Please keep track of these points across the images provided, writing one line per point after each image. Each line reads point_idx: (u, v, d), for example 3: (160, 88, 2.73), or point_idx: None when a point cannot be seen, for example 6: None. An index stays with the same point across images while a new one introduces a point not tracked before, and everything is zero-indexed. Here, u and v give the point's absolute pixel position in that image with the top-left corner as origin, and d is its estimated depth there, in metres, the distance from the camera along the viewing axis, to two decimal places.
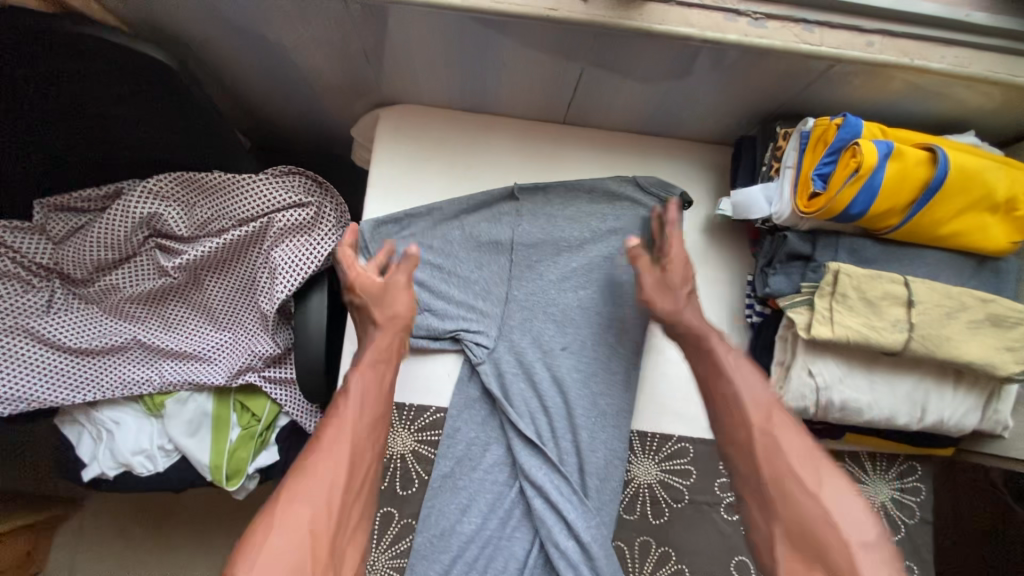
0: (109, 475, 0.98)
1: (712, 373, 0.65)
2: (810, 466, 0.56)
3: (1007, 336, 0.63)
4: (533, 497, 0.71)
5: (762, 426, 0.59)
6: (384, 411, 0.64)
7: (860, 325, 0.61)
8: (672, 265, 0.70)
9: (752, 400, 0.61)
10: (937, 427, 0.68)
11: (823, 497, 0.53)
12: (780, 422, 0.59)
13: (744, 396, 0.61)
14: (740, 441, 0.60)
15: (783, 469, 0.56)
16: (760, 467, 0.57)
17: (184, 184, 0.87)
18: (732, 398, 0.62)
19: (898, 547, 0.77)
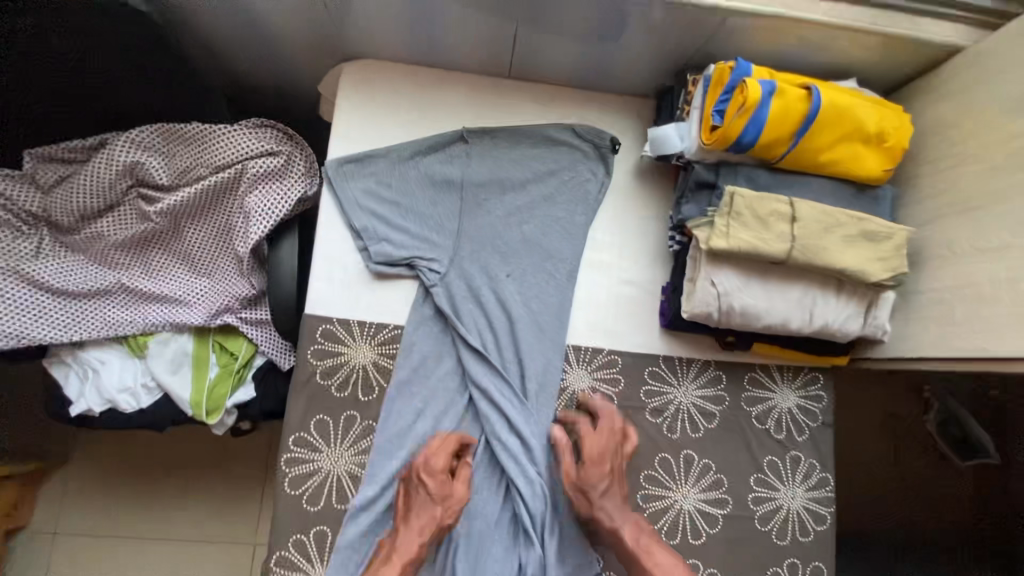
0: (95, 411, 1.05)
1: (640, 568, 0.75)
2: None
3: (879, 249, 0.74)
4: (481, 398, 0.81)
5: None
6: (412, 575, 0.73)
7: (750, 237, 0.72)
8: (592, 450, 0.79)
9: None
10: (826, 331, 0.78)
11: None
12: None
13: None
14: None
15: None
16: None
17: (164, 135, 0.96)
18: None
19: (803, 447, 0.88)
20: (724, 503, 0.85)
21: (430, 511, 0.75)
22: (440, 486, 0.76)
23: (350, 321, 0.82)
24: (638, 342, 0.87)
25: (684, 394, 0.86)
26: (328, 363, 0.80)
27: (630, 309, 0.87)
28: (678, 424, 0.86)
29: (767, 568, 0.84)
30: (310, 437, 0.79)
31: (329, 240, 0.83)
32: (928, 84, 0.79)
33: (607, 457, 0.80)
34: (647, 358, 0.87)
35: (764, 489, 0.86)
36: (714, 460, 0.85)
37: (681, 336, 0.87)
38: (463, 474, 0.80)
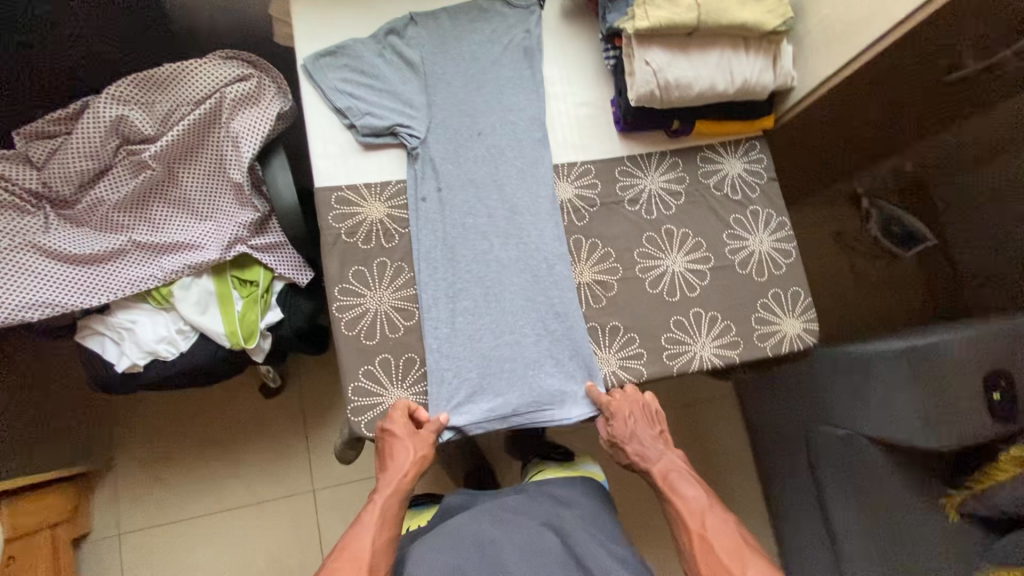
0: (140, 366, 1.13)
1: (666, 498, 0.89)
2: (734, 558, 0.79)
3: (767, 4, 0.90)
4: (440, 270, 0.92)
5: (702, 529, 0.83)
6: (396, 526, 0.84)
7: (666, 13, 0.86)
8: (617, 422, 0.90)
9: (691, 507, 0.86)
10: (747, 87, 0.95)
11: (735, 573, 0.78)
12: (714, 526, 0.83)
13: (686, 511, 0.86)
14: (685, 539, 0.84)
15: (714, 562, 0.80)
16: (702, 560, 0.81)
17: (140, 86, 1.03)
18: (682, 505, 0.86)
19: (758, 202, 1.04)
20: (708, 259, 1.00)
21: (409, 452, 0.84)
22: (406, 443, 0.84)
23: (357, 185, 0.93)
24: (604, 150, 1.01)
25: (652, 182, 1.01)
26: (349, 223, 0.91)
27: (589, 124, 1.02)
28: (653, 207, 1.00)
29: (758, 301, 1.00)
30: (350, 287, 0.90)
31: (317, 122, 0.94)
32: None
33: (626, 427, 0.90)
34: (615, 160, 1.01)
35: (736, 240, 1.01)
36: (691, 229, 1.01)
37: (637, 138, 1.03)
38: (456, 327, 0.90)
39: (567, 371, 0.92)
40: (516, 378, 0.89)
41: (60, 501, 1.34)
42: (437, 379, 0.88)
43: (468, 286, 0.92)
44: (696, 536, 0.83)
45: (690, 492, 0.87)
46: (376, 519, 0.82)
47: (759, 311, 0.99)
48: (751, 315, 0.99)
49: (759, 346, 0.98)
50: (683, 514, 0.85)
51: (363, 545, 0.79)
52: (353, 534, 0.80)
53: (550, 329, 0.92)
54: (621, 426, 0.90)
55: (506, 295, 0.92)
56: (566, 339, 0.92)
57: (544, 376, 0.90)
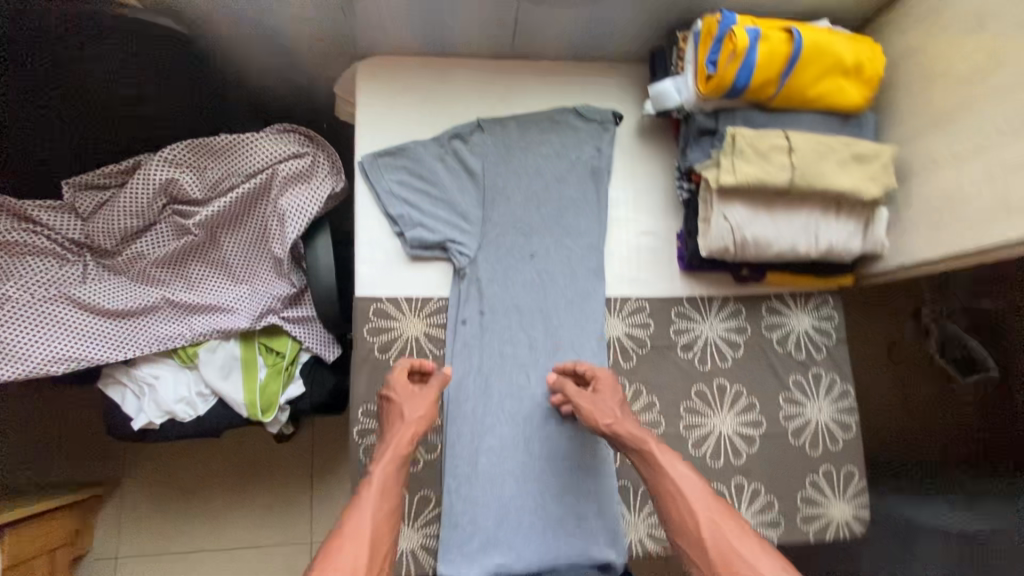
0: (156, 424, 1.11)
1: (654, 470, 0.75)
2: (743, 537, 0.67)
3: (869, 169, 0.82)
4: (469, 402, 0.86)
5: (709, 514, 0.70)
6: (398, 500, 0.74)
7: (756, 171, 0.79)
8: (604, 392, 0.82)
9: (689, 485, 0.72)
10: (831, 251, 0.86)
11: (751, 560, 0.65)
12: (717, 505, 0.71)
13: (684, 490, 0.72)
14: (684, 524, 0.71)
15: (723, 543, 0.67)
16: (711, 552, 0.67)
17: (193, 151, 1.00)
18: (679, 485, 0.73)
19: (822, 364, 0.96)
20: (759, 423, 0.92)
21: (417, 411, 0.78)
22: (409, 400, 0.79)
23: (397, 299, 0.88)
24: (663, 287, 0.94)
25: (710, 328, 0.94)
26: (383, 339, 0.87)
27: (650, 256, 0.95)
28: (708, 357, 0.93)
29: (807, 476, 0.92)
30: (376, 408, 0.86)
31: (367, 224, 0.90)
32: (894, 13, 0.86)
33: (613, 398, 0.82)
34: (673, 300, 0.94)
35: (792, 404, 0.94)
36: (745, 386, 0.93)
37: (701, 277, 0.95)
38: (479, 468, 0.84)
39: (590, 530, 0.85)
40: (535, 531, 0.84)
41: (55, 529, 1.32)
42: (451, 522, 0.83)
43: (497, 423, 0.86)
44: (701, 520, 0.69)
45: (685, 468, 0.74)
46: (376, 495, 0.71)
47: (807, 489, 0.91)
48: (797, 492, 0.91)
49: (802, 528, 0.90)
50: (678, 490, 0.72)
51: (363, 524, 0.68)
52: (348, 517, 0.68)
53: (578, 482, 0.86)
54: (609, 391, 0.82)
55: (537, 438, 0.86)
56: (593, 496, 0.86)
57: (565, 533, 0.84)
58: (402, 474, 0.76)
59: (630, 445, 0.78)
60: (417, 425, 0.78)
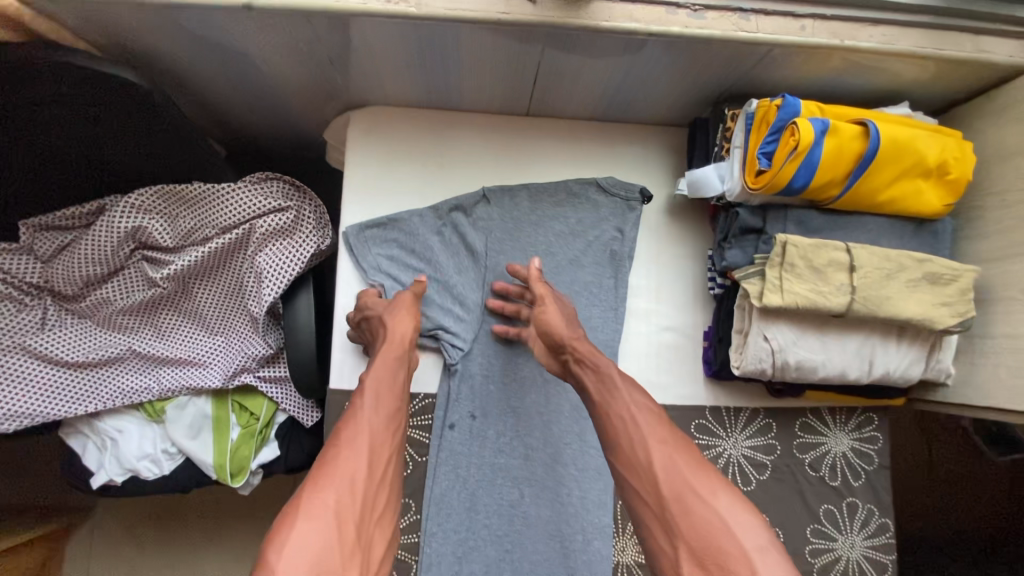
0: (117, 481, 1.02)
1: (605, 396, 0.67)
2: (698, 473, 0.57)
3: (942, 293, 0.69)
4: (452, 519, 0.76)
5: (662, 445, 0.60)
6: (398, 408, 0.68)
7: (807, 291, 0.66)
8: (564, 306, 0.75)
9: (640, 409, 0.64)
10: (886, 378, 0.73)
11: (710, 499, 0.54)
12: (675, 433, 0.61)
13: (637, 414, 0.63)
14: (632, 452, 0.61)
15: (677, 478, 0.57)
16: (663, 486, 0.57)
17: (164, 197, 0.89)
18: (633, 412, 0.63)
19: (860, 492, 0.84)
20: None
21: (403, 311, 0.73)
22: (391, 306, 0.73)
23: None
24: (684, 394, 0.82)
25: (734, 446, 0.82)
26: None
27: (672, 357, 0.83)
28: (730, 479, 0.81)
29: None
30: None
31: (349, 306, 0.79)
32: (988, 103, 0.72)
33: (568, 315, 0.74)
34: (695, 410, 0.82)
35: (822, 538, 0.82)
36: (769, 514, 0.82)
37: (727, 385, 0.83)
38: None
39: None
40: None
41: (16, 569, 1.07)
42: None
43: (483, 545, 0.76)
44: (654, 447, 0.59)
45: (641, 396, 0.65)
46: (371, 397, 0.65)
47: None
48: None
49: None
50: (631, 414, 0.63)
51: (360, 434, 0.62)
52: (342, 429, 0.62)
53: None
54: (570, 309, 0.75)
55: (526, 565, 0.76)
56: None
57: None
58: (401, 380, 0.70)
59: (587, 367, 0.70)
60: (403, 330, 0.71)
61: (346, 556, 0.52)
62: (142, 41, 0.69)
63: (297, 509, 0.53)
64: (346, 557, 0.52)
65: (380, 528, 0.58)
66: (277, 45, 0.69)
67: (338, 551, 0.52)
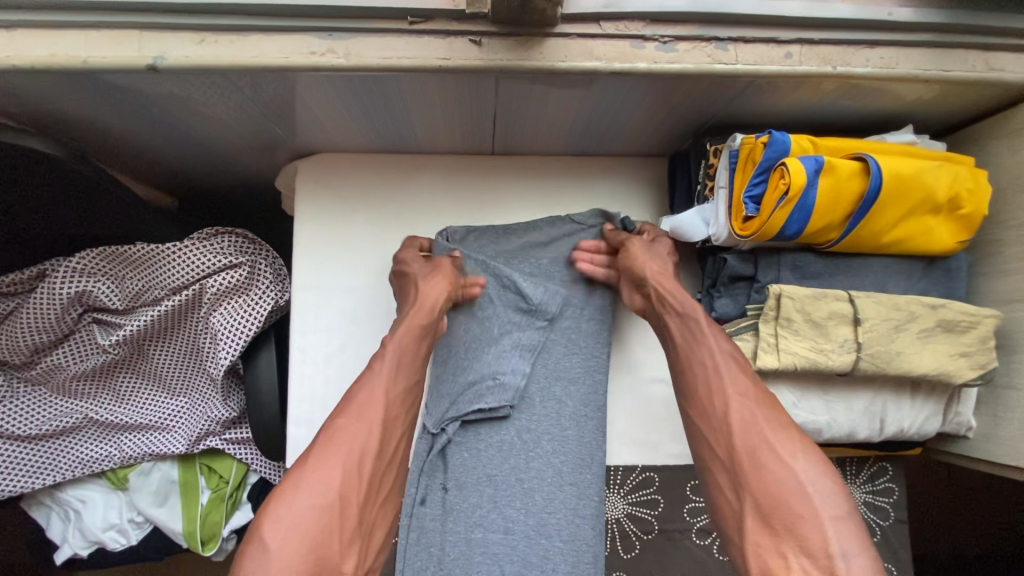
0: (83, 554, 0.96)
1: (682, 339, 0.62)
2: (777, 430, 0.53)
3: (961, 342, 0.61)
4: None
5: (741, 399, 0.55)
6: (418, 377, 0.62)
7: (806, 350, 0.59)
8: (661, 250, 0.69)
9: (721, 358, 0.58)
10: (899, 436, 0.66)
11: (788, 460, 0.51)
12: (757, 388, 0.56)
13: (715, 361, 0.58)
14: (706, 397, 0.57)
15: (754, 433, 0.53)
16: (736, 439, 0.54)
17: (109, 259, 0.83)
18: (712, 359, 0.58)
19: (876, 550, 0.76)
20: None
21: (441, 286, 0.67)
22: (427, 271, 0.68)
23: None
24: (677, 453, 0.75)
25: None
26: None
27: (662, 412, 0.76)
28: None
29: None
30: None
31: (305, 375, 0.73)
32: (1000, 125, 0.64)
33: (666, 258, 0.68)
34: (689, 470, 0.75)
35: None
36: None
37: None
38: None
39: None
40: None
41: None
42: None
43: None
44: (731, 399, 0.56)
45: (726, 342, 0.60)
46: (389, 363, 0.60)
47: None
48: None
49: None
50: (712, 360, 0.58)
51: (373, 403, 0.57)
52: (355, 391, 0.58)
53: None
54: (668, 252, 0.69)
55: None
56: None
57: None
58: (423, 347, 0.63)
59: (668, 303, 0.64)
60: (435, 297, 0.65)
61: (345, 542, 0.50)
62: (55, 105, 0.63)
63: (298, 476, 0.51)
64: (348, 536, 0.50)
65: (383, 512, 0.55)
66: (204, 100, 0.63)
67: (338, 534, 0.50)
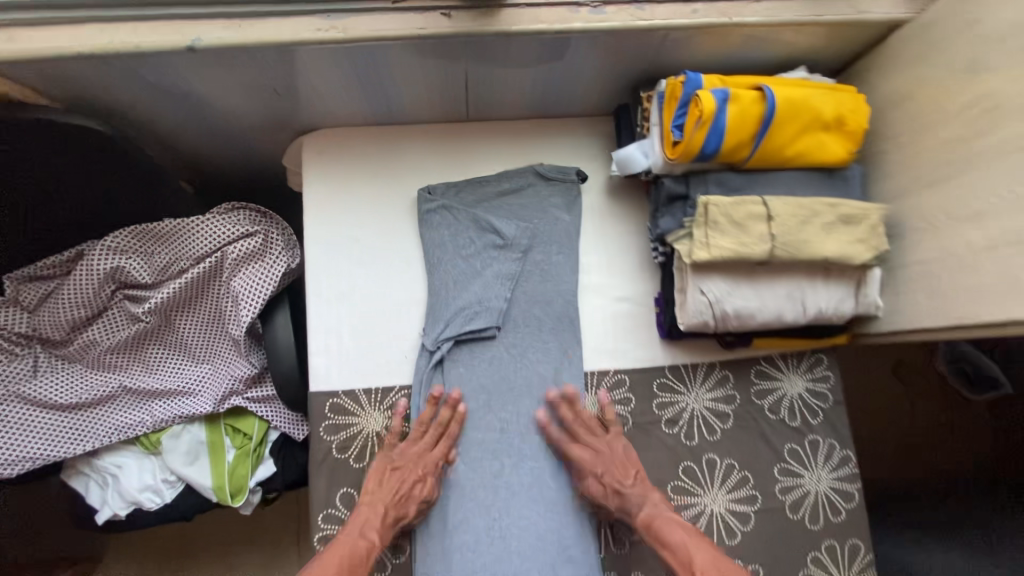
0: (122, 514, 1.05)
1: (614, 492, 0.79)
2: (705, 555, 0.70)
3: (857, 231, 0.75)
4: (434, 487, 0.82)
5: (675, 532, 0.73)
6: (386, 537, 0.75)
7: (731, 244, 0.73)
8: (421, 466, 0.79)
9: (656, 507, 0.77)
10: (820, 317, 0.79)
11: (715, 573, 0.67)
12: (678, 526, 0.74)
13: (646, 507, 0.77)
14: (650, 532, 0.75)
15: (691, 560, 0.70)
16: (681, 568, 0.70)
17: (138, 236, 0.94)
18: (647, 504, 0.77)
19: (820, 429, 0.89)
20: (753, 499, 0.86)
21: (428, 459, 0.79)
22: (418, 449, 0.79)
23: (356, 390, 0.83)
24: (643, 357, 0.88)
25: (695, 399, 0.87)
26: (342, 436, 0.81)
27: (628, 324, 0.89)
28: (695, 431, 0.87)
29: (808, 552, 0.86)
30: (337, 511, 0.81)
31: (320, 314, 0.85)
32: (874, 59, 0.80)
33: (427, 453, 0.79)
34: (654, 370, 0.88)
35: (789, 476, 0.87)
36: (736, 459, 0.87)
37: (682, 344, 0.89)
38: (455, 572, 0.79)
39: None
40: None
41: None
42: None
43: (471, 515, 0.81)
44: (660, 530, 0.74)
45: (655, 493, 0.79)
46: (384, 517, 0.75)
47: (807, 566, 0.85)
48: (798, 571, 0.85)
49: None
50: (643, 504, 0.77)
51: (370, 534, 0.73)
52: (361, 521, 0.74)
53: None
54: (434, 438, 0.80)
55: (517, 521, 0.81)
56: None
57: None
58: (399, 516, 0.77)
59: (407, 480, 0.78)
60: (417, 474, 0.78)
61: None
62: (99, 92, 0.76)
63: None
64: None
65: None
66: (226, 86, 0.76)
67: None
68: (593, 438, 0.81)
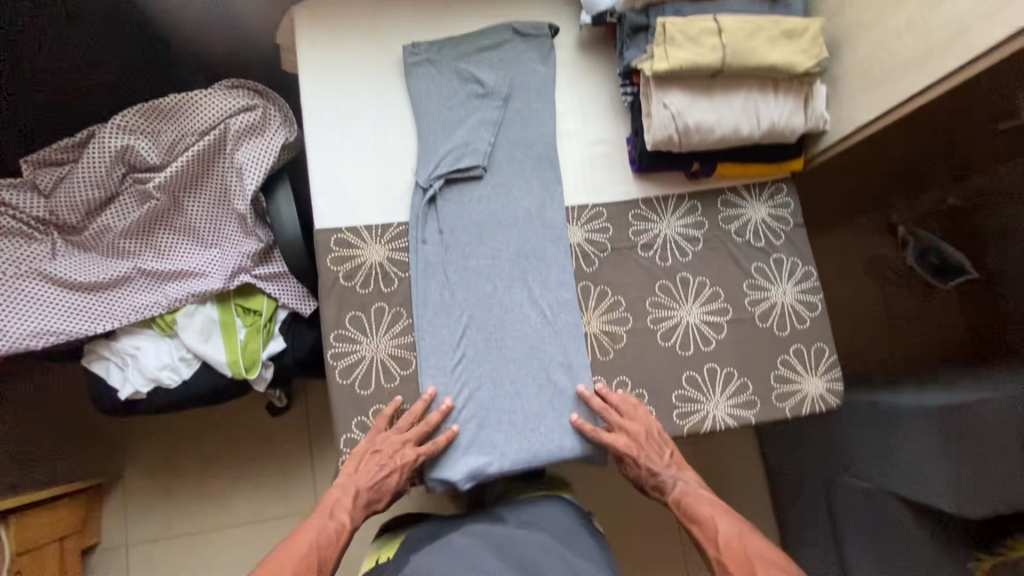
0: (143, 391, 1.07)
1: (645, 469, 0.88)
2: (737, 528, 0.82)
3: (800, 44, 0.84)
4: (432, 307, 0.89)
5: (711, 510, 0.85)
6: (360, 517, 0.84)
7: (686, 55, 0.81)
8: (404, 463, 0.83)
9: (689, 488, 0.88)
10: (775, 130, 0.87)
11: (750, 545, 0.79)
12: (707, 505, 0.86)
13: (679, 487, 0.88)
14: (686, 508, 0.86)
15: (727, 534, 0.81)
16: (716, 545, 0.81)
17: (146, 114, 1.03)
18: (681, 483, 0.88)
19: (783, 249, 0.98)
20: (725, 310, 0.94)
21: (410, 454, 0.83)
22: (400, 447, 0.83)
23: (358, 227, 0.90)
24: (619, 191, 0.96)
25: (668, 226, 0.96)
26: (347, 267, 0.89)
27: (603, 164, 0.97)
28: (669, 253, 0.95)
29: (777, 356, 0.94)
30: (346, 333, 0.88)
31: (320, 160, 0.92)
32: None
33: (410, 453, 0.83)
34: (629, 202, 0.96)
35: (757, 290, 0.96)
36: (708, 276, 0.95)
37: (654, 178, 0.97)
38: (456, 381, 0.88)
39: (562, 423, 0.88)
40: (512, 430, 0.87)
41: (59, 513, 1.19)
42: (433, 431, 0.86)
43: (471, 331, 0.89)
44: (697, 508, 0.86)
45: (690, 478, 0.89)
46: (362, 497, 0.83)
47: (778, 368, 0.94)
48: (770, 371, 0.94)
49: (777, 407, 0.93)
50: (678, 483, 0.88)
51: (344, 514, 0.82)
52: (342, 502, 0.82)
53: (549, 387, 0.89)
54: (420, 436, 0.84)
55: (512, 332, 0.90)
56: (567, 398, 0.89)
57: (536, 435, 0.87)
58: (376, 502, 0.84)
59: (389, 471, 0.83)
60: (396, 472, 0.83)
61: None
62: None
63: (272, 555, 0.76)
64: None
65: None
66: None
67: None
68: (626, 420, 0.87)
